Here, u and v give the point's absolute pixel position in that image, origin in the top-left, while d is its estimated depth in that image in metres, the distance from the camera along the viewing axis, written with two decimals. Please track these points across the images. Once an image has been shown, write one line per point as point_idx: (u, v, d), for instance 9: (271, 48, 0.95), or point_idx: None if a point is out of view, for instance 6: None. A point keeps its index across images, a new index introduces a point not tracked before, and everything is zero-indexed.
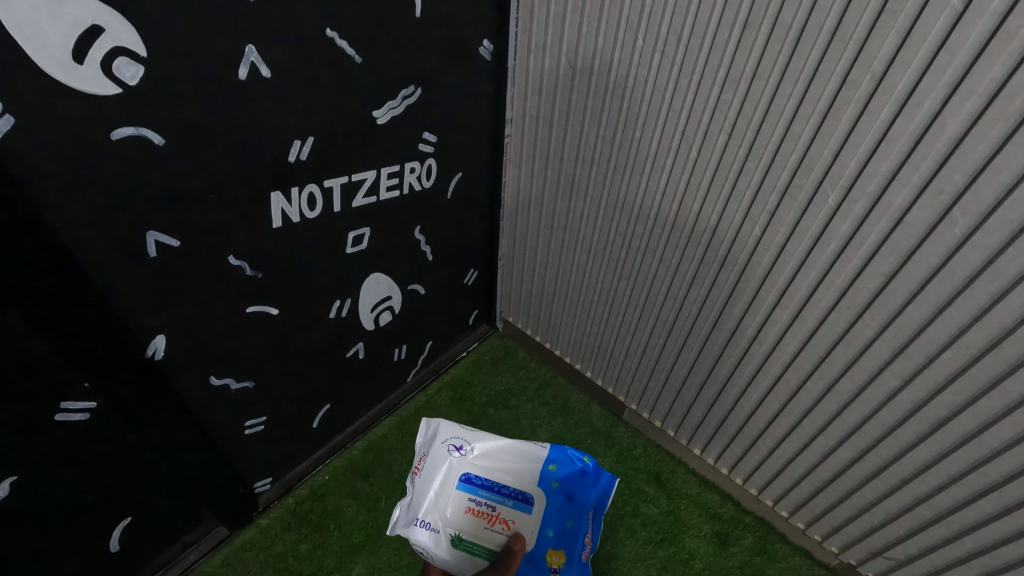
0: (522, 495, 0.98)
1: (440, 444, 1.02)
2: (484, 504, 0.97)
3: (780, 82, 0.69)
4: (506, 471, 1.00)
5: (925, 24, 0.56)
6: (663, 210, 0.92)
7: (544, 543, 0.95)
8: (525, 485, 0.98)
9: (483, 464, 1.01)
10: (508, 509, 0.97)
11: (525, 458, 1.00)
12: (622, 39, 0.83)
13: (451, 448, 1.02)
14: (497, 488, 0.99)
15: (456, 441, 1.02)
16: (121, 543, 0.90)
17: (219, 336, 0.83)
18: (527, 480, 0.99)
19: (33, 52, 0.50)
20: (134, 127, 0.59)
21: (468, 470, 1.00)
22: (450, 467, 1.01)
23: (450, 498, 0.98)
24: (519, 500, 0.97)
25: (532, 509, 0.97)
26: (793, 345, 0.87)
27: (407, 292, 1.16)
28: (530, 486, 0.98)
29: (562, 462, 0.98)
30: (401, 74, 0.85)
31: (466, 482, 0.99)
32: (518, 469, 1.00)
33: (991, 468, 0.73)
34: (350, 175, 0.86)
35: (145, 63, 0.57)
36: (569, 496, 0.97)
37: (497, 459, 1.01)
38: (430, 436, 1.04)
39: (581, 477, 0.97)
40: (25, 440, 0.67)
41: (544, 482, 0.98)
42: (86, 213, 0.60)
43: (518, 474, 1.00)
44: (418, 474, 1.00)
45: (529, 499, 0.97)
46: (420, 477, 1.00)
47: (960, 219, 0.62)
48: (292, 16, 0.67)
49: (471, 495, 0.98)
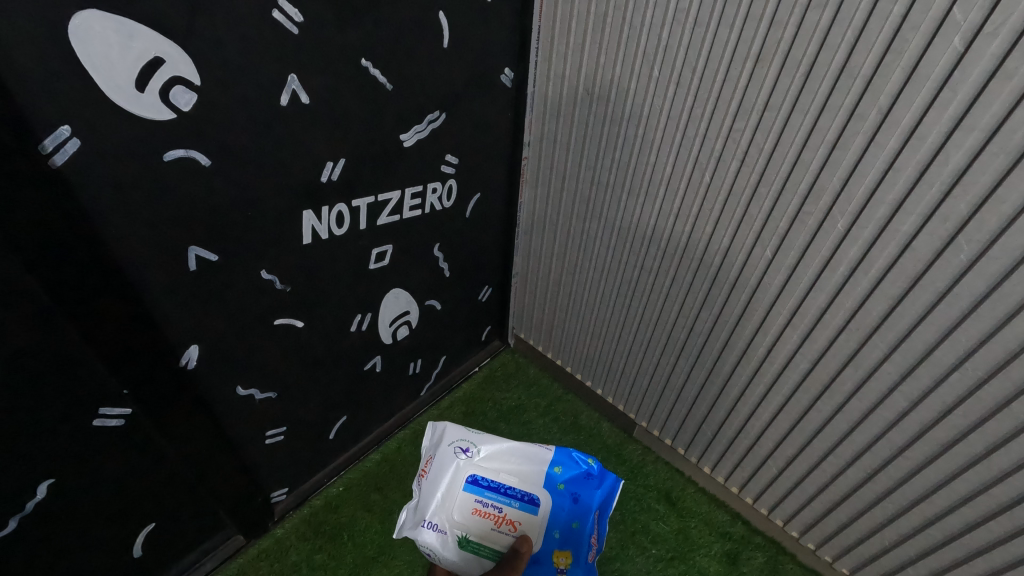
0: (528, 496, 0.99)
1: (447, 446, 1.03)
2: (491, 506, 0.99)
3: (791, 113, 0.72)
4: (512, 473, 1.02)
5: (928, 63, 0.59)
6: (676, 232, 0.95)
7: (550, 543, 0.97)
8: (531, 487, 1.00)
9: (489, 466, 1.02)
10: (514, 510, 0.99)
11: (531, 461, 1.02)
12: (638, 70, 0.87)
13: (457, 450, 1.03)
14: (503, 489, 1.00)
15: (463, 444, 1.03)
16: (144, 549, 0.92)
17: (247, 347, 0.86)
18: (533, 482, 1.00)
19: (101, 82, 0.54)
20: (184, 149, 0.63)
21: (474, 472, 1.01)
22: (457, 469, 1.02)
23: (457, 500, 0.99)
24: (525, 502, 0.99)
25: (538, 510, 0.98)
26: (803, 365, 0.89)
27: (424, 307, 1.20)
28: (535, 488, 1.00)
29: (568, 464, 1.00)
30: (428, 100, 0.89)
31: (473, 484, 1.00)
32: (523, 470, 1.02)
33: (999, 490, 0.74)
34: (376, 195, 0.90)
35: (198, 91, 0.61)
36: (575, 498, 0.99)
37: (503, 462, 1.02)
38: (436, 440, 1.06)
39: (586, 478, 0.99)
40: (64, 443, 0.70)
41: (549, 483, 1.00)
42: (136, 229, 0.63)
43: (524, 476, 1.01)
44: (425, 476, 1.02)
45: (535, 500, 0.99)
46: (428, 479, 1.02)
47: (965, 246, 0.65)
48: (331, 47, 0.71)
49: (477, 496, 1.00)
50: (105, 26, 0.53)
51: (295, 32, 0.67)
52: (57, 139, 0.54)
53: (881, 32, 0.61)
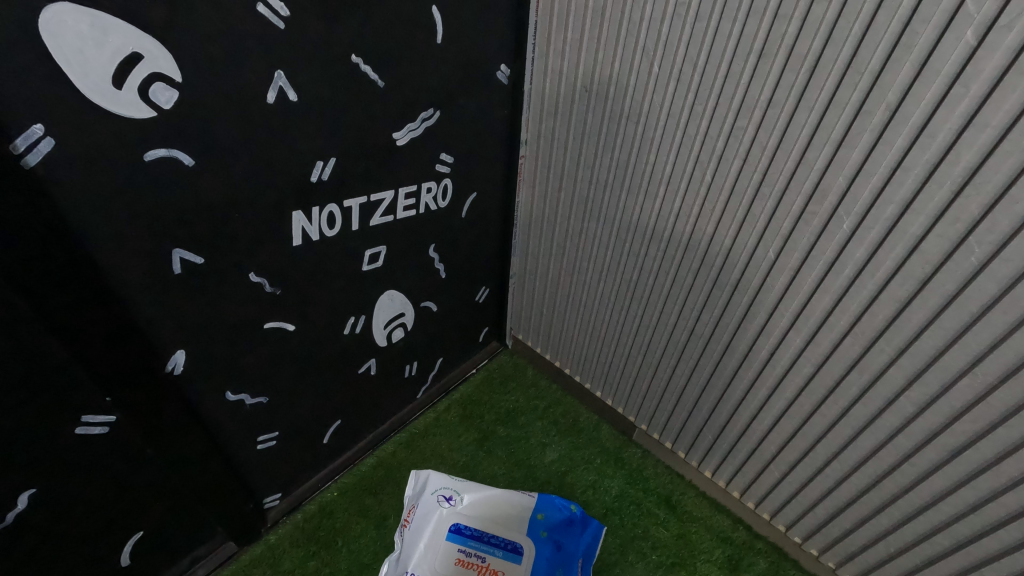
0: (510, 546, 1.10)
1: (430, 494, 1.14)
2: (474, 555, 1.08)
3: (795, 110, 0.70)
4: (493, 522, 1.13)
5: (939, 57, 0.57)
6: (677, 232, 0.93)
7: None
8: (513, 535, 1.11)
9: (471, 515, 1.13)
10: (497, 559, 1.08)
11: (512, 509, 1.14)
12: (638, 66, 0.84)
13: (440, 499, 1.14)
14: (486, 539, 1.10)
15: (446, 492, 1.14)
16: (132, 557, 0.90)
17: (236, 352, 0.84)
18: (516, 532, 1.11)
19: (76, 79, 0.52)
20: (166, 148, 0.61)
21: (457, 521, 1.12)
22: (439, 517, 1.12)
23: (440, 549, 1.09)
24: (508, 550, 1.09)
25: (521, 559, 1.08)
26: (807, 369, 0.87)
27: (419, 309, 1.18)
28: (519, 537, 1.11)
29: (550, 511, 1.12)
30: (421, 98, 0.87)
31: (456, 533, 1.10)
32: (504, 518, 1.13)
33: (1009, 498, 0.72)
34: (369, 195, 0.88)
35: (180, 88, 0.59)
36: (557, 546, 1.10)
37: (484, 510, 1.14)
38: (419, 488, 1.15)
39: (568, 525, 1.12)
40: (46, 452, 0.68)
41: (533, 531, 1.11)
42: (117, 231, 0.61)
43: (505, 524, 1.12)
44: (408, 526, 1.10)
45: (518, 549, 1.09)
46: (410, 528, 1.10)
47: (976, 248, 0.63)
48: (319, 43, 0.69)
49: (460, 545, 1.09)
50: (78, 20, 0.51)
51: (281, 26, 0.64)
52: (30, 138, 0.52)
53: (889, 25, 0.59)
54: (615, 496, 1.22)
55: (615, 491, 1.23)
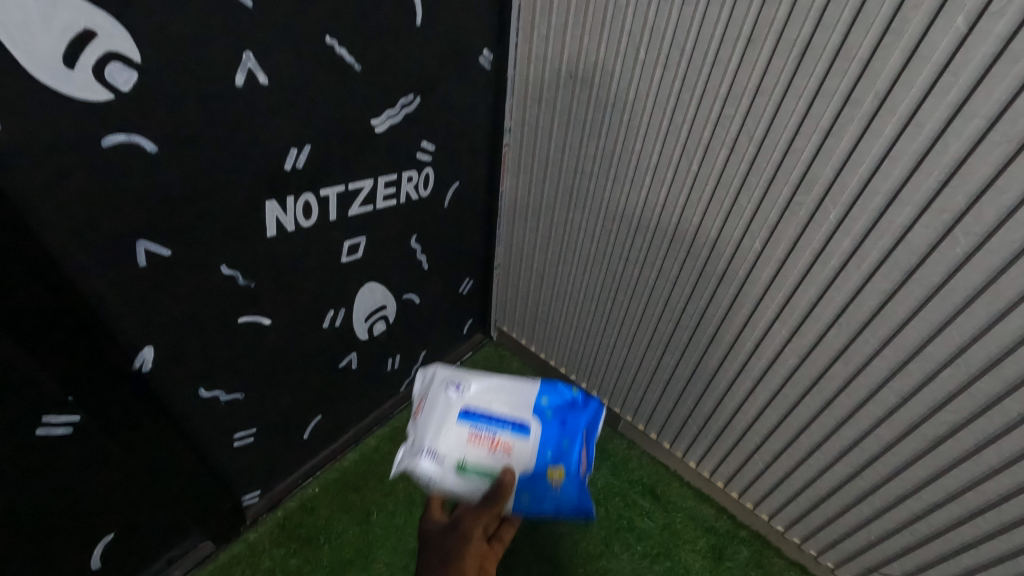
0: (518, 422, 0.78)
1: (437, 383, 0.85)
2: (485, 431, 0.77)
3: (783, 98, 0.69)
4: (504, 401, 0.81)
5: (929, 44, 0.56)
6: (663, 222, 0.91)
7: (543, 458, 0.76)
8: (522, 414, 0.79)
9: (485, 397, 0.81)
10: (508, 434, 0.77)
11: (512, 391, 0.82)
12: (624, 51, 0.82)
13: (446, 385, 0.83)
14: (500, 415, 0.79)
15: (453, 378, 0.84)
16: (103, 560, 0.87)
17: (208, 347, 0.81)
18: (519, 404, 0.80)
19: (22, 57, 0.49)
20: (125, 133, 0.57)
21: (468, 405, 0.80)
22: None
23: (452, 433, 0.78)
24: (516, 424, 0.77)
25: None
26: (792, 360, 0.87)
27: (401, 301, 1.15)
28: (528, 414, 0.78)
29: (553, 394, 0.81)
30: (400, 82, 0.84)
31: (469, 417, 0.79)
32: (515, 396, 0.80)
33: (988, 486, 0.73)
34: (347, 184, 0.85)
35: (139, 69, 0.56)
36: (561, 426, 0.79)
37: (502, 391, 0.81)
38: (427, 380, 0.87)
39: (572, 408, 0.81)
40: (4, 455, 0.64)
41: (538, 412, 0.79)
42: (73, 222, 0.58)
43: (516, 400, 0.80)
44: (416, 416, 0.83)
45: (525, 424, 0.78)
46: (420, 422, 0.82)
47: (962, 239, 0.62)
48: (290, 23, 0.65)
49: (470, 425, 0.78)
50: None
51: (248, 4, 0.61)
52: None
53: (880, 10, 0.57)
54: (601, 487, 1.22)
55: (600, 483, 1.23)
